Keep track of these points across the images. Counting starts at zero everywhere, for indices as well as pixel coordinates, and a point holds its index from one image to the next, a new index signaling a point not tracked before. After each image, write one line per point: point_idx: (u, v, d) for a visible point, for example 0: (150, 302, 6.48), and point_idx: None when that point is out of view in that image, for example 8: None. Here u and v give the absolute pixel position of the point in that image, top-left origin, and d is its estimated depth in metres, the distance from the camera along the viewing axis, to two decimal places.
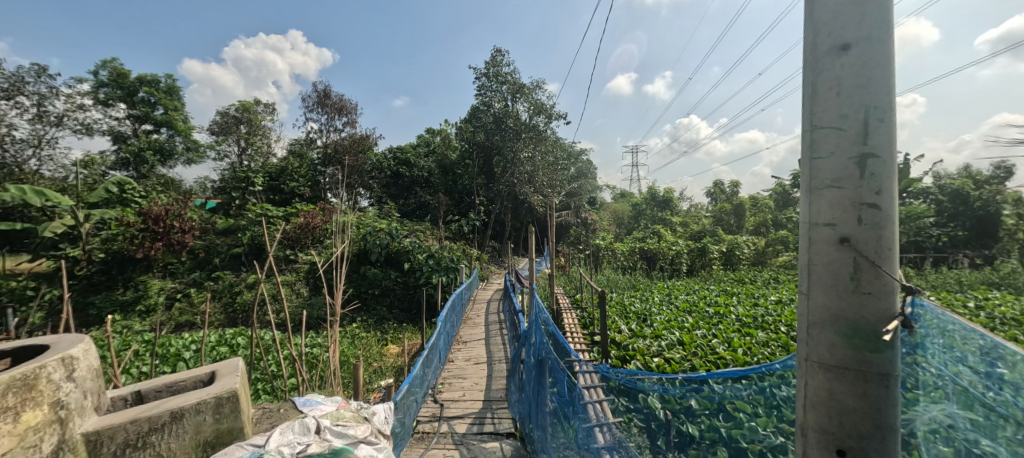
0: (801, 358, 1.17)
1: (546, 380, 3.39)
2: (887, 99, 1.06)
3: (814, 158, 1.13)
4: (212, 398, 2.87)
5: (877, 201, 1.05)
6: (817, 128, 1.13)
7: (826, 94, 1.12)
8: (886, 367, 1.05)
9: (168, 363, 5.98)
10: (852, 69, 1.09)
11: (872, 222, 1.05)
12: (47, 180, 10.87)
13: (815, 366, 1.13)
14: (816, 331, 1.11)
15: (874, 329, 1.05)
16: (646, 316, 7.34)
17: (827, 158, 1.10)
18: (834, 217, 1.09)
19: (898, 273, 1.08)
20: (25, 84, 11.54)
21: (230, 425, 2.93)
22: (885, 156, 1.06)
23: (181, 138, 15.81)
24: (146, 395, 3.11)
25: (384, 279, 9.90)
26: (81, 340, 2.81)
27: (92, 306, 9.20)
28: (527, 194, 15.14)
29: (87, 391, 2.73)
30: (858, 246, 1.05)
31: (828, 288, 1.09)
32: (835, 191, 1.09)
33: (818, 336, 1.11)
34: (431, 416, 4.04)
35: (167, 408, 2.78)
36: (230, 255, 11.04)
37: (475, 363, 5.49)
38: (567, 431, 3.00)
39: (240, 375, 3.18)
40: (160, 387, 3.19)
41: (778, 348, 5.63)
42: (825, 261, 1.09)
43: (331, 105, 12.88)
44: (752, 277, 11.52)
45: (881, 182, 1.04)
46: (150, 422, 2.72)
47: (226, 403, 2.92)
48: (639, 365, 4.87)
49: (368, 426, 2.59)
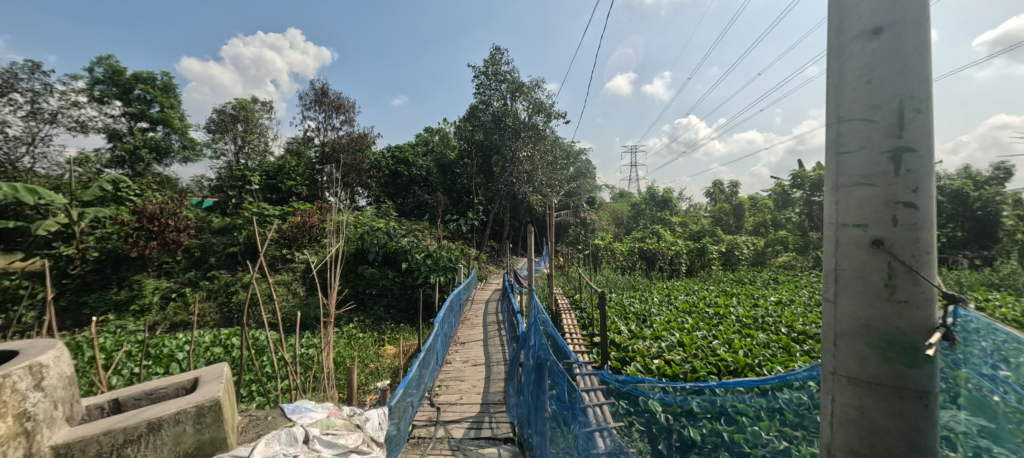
0: (829, 370, 1.13)
1: (546, 383, 3.31)
2: (924, 87, 1.01)
3: (842, 154, 1.09)
4: (192, 408, 2.79)
5: (913, 200, 1.00)
6: (845, 121, 1.09)
7: (855, 83, 1.08)
8: (923, 382, 1.00)
9: (161, 363, 5.89)
10: (883, 56, 1.04)
11: (908, 223, 1.00)
12: (40, 178, 10.75)
13: (844, 381, 1.09)
14: (844, 341, 1.08)
15: (910, 341, 1.01)
16: (645, 317, 7.29)
17: (857, 152, 1.06)
18: (865, 218, 1.05)
19: (938, 279, 1.02)
20: (18, 81, 11.41)
21: (212, 435, 2.85)
22: (922, 150, 1.01)
23: (177, 136, 15.66)
24: (124, 403, 3.03)
25: (381, 279, 9.82)
26: (52, 347, 2.70)
27: (86, 306, 9.09)
28: (526, 193, 15.06)
29: (58, 401, 2.61)
30: (892, 250, 1.01)
31: (859, 295, 1.05)
32: (866, 189, 1.04)
33: (847, 348, 1.07)
34: (427, 421, 3.97)
35: (143, 418, 2.68)
36: (226, 254, 10.90)
37: (473, 365, 5.42)
38: (567, 436, 2.93)
39: (223, 382, 3.09)
40: (139, 395, 3.10)
41: (779, 349, 5.58)
42: (855, 266, 1.05)
43: (329, 104, 12.78)
44: (752, 277, 11.47)
45: (918, 178, 0.99)
46: (126, 433, 2.61)
47: (207, 412, 2.84)
48: (639, 367, 4.81)
49: (359, 435, 2.53)
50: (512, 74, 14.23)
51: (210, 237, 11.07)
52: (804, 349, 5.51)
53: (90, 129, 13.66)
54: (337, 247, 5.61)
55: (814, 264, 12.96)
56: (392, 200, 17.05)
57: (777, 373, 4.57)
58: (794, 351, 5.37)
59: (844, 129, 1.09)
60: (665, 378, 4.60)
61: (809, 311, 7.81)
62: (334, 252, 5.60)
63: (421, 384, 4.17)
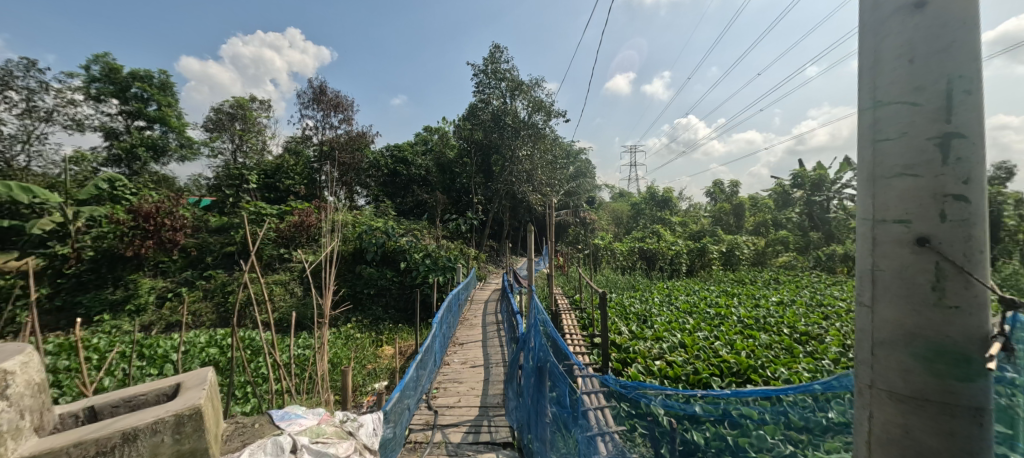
0: (865, 383, 1.06)
1: (545, 386, 3.24)
2: (974, 66, 0.94)
3: (881, 141, 1.02)
4: (171, 416, 2.26)
5: (964, 192, 0.92)
6: (884, 105, 1.02)
7: (895, 62, 1.01)
8: (976, 399, 0.93)
9: (155, 364, 5.80)
10: (927, 31, 0.97)
11: (958, 218, 0.93)
12: (36, 177, 10.66)
13: (883, 395, 1.02)
14: (882, 351, 1.01)
15: (963, 351, 0.93)
16: (646, 317, 7.21)
17: (897, 140, 0.99)
18: (908, 213, 0.97)
19: (990, 280, 0.95)
20: (14, 79, 11.31)
21: (195, 446, 2.32)
22: (972, 137, 0.93)
23: (175, 135, 15.54)
24: (100, 411, 2.53)
25: (379, 279, 9.73)
26: (20, 350, 2.23)
27: (80, 306, 8.99)
28: (525, 192, 14.99)
29: (25, 410, 2.16)
30: (941, 248, 0.93)
31: (902, 300, 0.98)
32: (908, 180, 0.97)
33: (888, 358, 1.00)
34: (424, 424, 3.88)
35: (118, 427, 2.17)
36: (222, 254, 10.78)
37: (472, 366, 5.34)
38: (568, 442, 2.85)
39: (208, 388, 2.55)
40: (117, 402, 2.61)
41: (782, 350, 5.51)
42: (897, 266, 0.98)
43: (327, 102, 12.68)
44: (753, 277, 11.41)
45: (970, 168, 0.92)
46: (98, 445, 2.12)
47: (189, 421, 2.30)
48: (641, 368, 4.74)
49: (350, 444, 2.43)
50: (512, 72, 14.14)
51: (207, 236, 10.96)
52: (807, 350, 5.44)
53: (86, 127, 13.56)
54: (333, 246, 5.53)
55: (815, 264, 12.91)
56: (391, 200, 16.97)
57: (780, 375, 4.50)
58: (797, 352, 5.30)
59: (880, 113, 1.03)
60: (667, 379, 4.53)
61: (811, 312, 7.74)
62: (330, 251, 5.50)
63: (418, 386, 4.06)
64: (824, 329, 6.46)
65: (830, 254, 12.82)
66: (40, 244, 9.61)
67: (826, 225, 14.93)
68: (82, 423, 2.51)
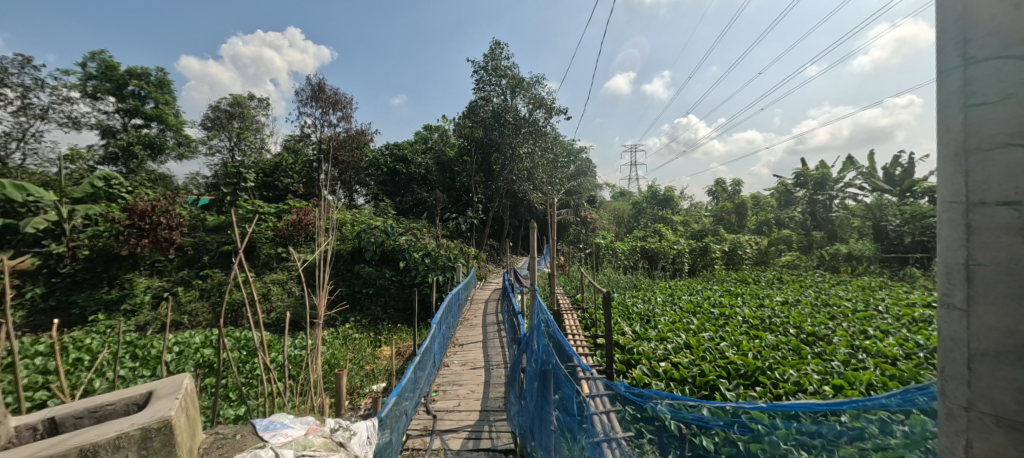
0: (959, 407, 0.80)
1: (550, 392, 3.10)
2: None
3: (973, 106, 0.79)
4: (136, 430, 2.06)
5: None
6: (974, 64, 0.79)
7: (991, 10, 0.78)
8: None
9: (148, 365, 5.66)
10: None
11: None
12: (30, 175, 10.53)
13: (987, 424, 0.76)
14: (983, 366, 0.75)
15: None
16: (649, 317, 7.07)
17: (994, 104, 0.76)
18: (1013, 194, 0.72)
19: None
20: (9, 76, 11.19)
21: None
22: None
23: (172, 133, 15.40)
24: (61, 422, 2.36)
25: (378, 278, 9.59)
26: None
27: (75, 305, 8.87)
28: (526, 191, 14.87)
29: None
30: None
31: (1004, 300, 0.73)
32: (1014, 151, 0.73)
33: (983, 374, 0.75)
34: (422, 430, 3.75)
35: (74, 443, 1.96)
36: (220, 253, 10.61)
37: (471, 368, 5.21)
38: (574, 451, 2.71)
39: (180, 398, 2.35)
40: (80, 413, 2.44)
41: (790, 351, 5.37)
42: (996, 260, 0.74)
43: (326, 99, 12.55)
44: (756, 277, 11.29)
45: None
46: None
47: (157, 435, 2.12)
48: (645, 370, 4.60)
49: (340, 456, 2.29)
50: (513, 70, 14.00)
51: (204, 235, 10.81)
52: (816, 351, 5.30)
53: (82, 125, 13.44)
54: (330, 245, 5.39)
55: (818, 264, 12.78)
56: (390, 198, 16.87)
57: (789, 377, 4.36)
58: (805, 353, 5.17)
59: (949, 80, 0.83)
60: (673, 382, 4.39)
61: (817, 312, 7.61)
62: (327, 249, 5.37)
63: (417, 390, 3.98)
64: (832, 329, 6.33)
65: (833, 253, 12.70)
66: (35, 244, 9.49)
67: (829, 224, 14.80)
68: (41, 436, 2.34)
